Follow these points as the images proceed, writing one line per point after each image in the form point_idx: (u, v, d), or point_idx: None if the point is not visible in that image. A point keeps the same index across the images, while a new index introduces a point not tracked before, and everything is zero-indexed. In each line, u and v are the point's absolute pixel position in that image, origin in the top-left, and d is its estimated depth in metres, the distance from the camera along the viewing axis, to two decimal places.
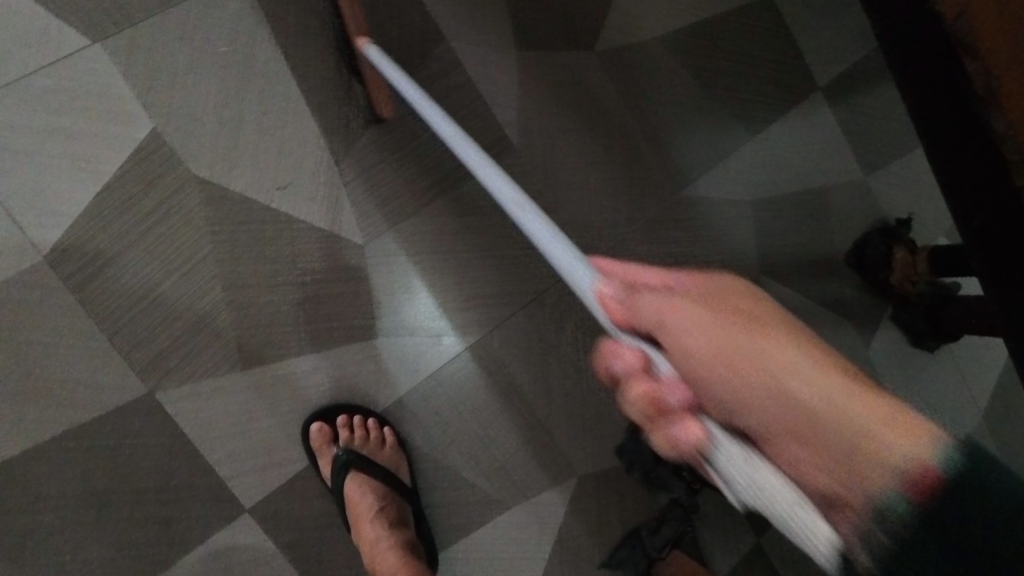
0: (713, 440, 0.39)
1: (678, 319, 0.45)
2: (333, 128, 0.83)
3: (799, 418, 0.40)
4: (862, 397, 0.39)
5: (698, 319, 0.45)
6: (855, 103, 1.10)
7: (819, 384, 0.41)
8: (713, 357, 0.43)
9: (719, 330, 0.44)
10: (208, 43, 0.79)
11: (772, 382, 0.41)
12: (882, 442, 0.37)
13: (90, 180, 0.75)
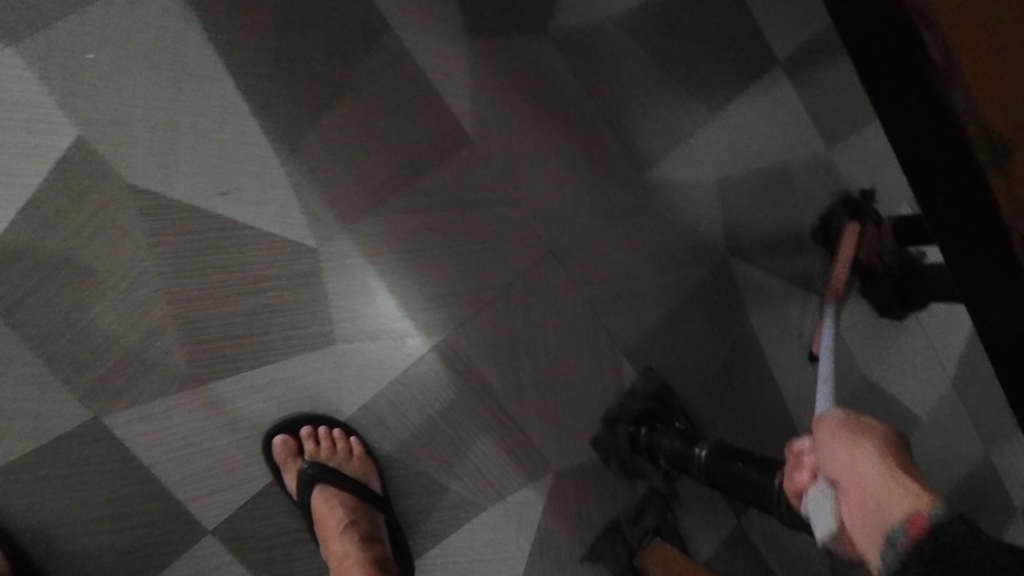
0: (823, 498, 0.49)
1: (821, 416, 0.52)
2: (276, 126, 0.79)
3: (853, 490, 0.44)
4: (895, 477, 0.42)
5: (828, 419, 0.51)
6: (808, 80, 1.12)
7: (873, 468, 0.44)
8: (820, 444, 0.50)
9: (836, 430, 0.49)
10: (134, 42, 0.74)
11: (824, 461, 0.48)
12: (888, 502, 0.41)
13: (12, 194, 0.70)
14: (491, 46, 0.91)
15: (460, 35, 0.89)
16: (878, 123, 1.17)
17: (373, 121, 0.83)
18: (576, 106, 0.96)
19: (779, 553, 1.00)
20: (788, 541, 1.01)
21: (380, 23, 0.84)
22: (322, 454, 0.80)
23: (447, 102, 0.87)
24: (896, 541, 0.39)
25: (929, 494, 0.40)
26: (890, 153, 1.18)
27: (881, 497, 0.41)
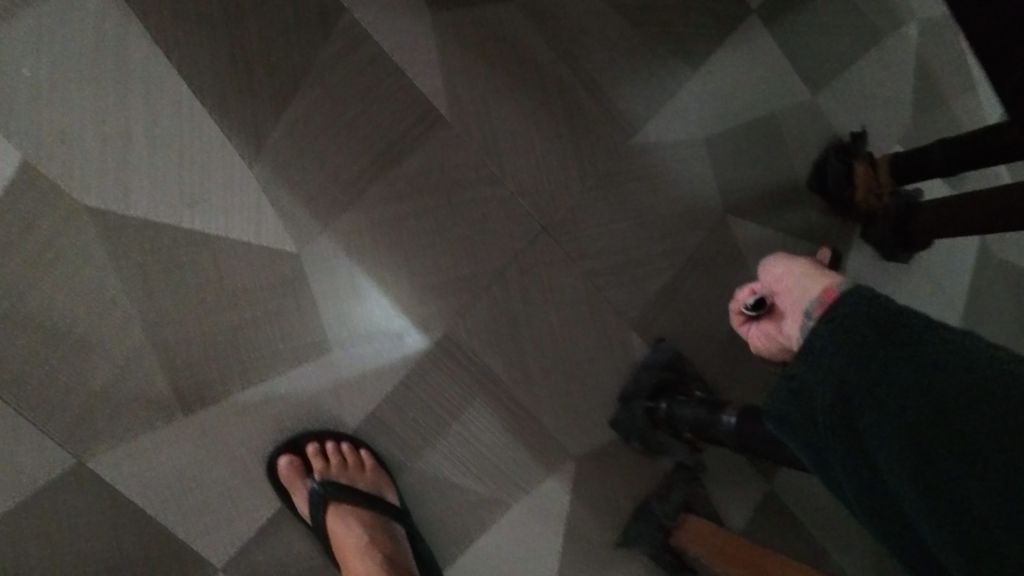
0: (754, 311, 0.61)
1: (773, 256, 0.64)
2: (237, 127, 0.73)
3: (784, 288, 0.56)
4: (820, 276, 0.53)
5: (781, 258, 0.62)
6: (784, 25, 1.08)
7: (805, 275, 0.54)
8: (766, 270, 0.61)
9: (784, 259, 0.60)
10: (70, 51, 0.68)
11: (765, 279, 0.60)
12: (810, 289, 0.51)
13: None
14: (456, 19, 0.85)
15: (422, 9, 0.83)
16: (861, 62, 1.13)
17: (341, 111, 0.78)
18: (552, 73, 0.90)
19: (815, 514, 0.97)
20: (821, 501, 0.97)
21: (335, 5, 0.78)
22: (332, 469, 0.74)
23: (417, 82, 0.82)
24: (812, 312, 0.49)
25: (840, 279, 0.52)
26: (876, 92, 1.14)
27: (805, 290, 0.52)
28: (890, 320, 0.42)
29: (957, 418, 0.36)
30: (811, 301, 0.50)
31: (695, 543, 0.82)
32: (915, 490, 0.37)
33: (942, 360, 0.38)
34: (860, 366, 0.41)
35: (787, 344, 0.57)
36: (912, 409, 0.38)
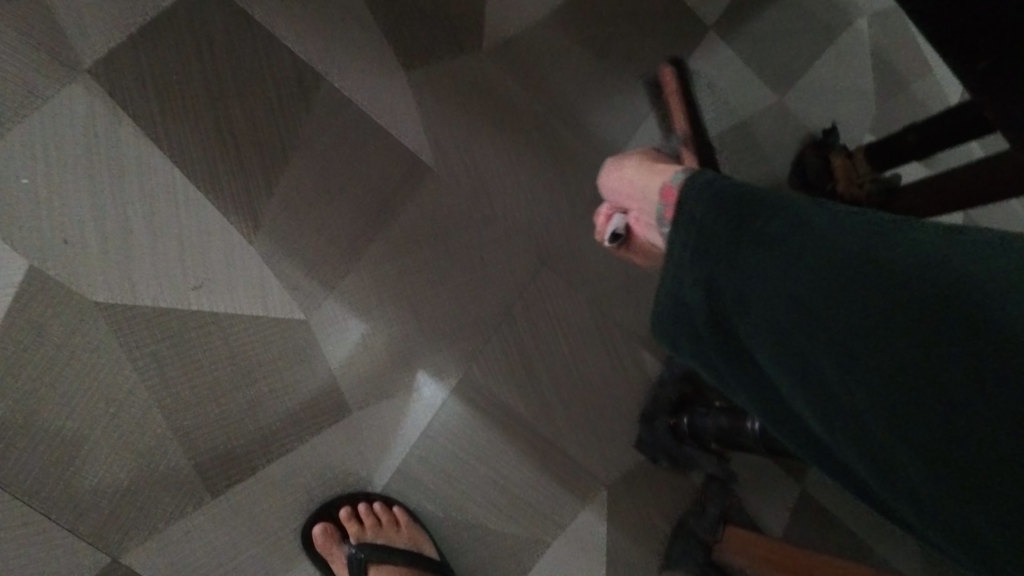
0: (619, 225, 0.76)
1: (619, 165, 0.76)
2: (234, 206, 0.75)
3: (638, 196, 0.68)
4: (657, 177, 0.65)
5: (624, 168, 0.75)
6: (742, 36, 1.12)
7: (649, 180, 0.66)
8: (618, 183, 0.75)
9: (630, 169, 0.73)
10: (65, 155, 0.70)
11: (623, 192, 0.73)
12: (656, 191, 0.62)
13: None
14: (431, 74, 0.88)
15: (398, 69, 0.86)
16: (820, 61, 1.18)
17: (332, 176, 0.80)
18: (530, 111, 0.93)
19: (851, 507, 0.96)
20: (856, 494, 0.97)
21: (315, 77, 0.81)
22: (367, 530, 0.74)
23: (402, 138, 0.84)
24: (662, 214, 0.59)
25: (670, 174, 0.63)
26: (837, 87, 1.19)
27: (651, 197, 0.64)
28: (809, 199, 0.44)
29: (891, 258, 0.37)
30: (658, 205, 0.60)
31: (742, 554, 0.81)
32: (839, 316, 0.37)
33: (909, 230, 0.38)
34: (826, 225, 0.41)
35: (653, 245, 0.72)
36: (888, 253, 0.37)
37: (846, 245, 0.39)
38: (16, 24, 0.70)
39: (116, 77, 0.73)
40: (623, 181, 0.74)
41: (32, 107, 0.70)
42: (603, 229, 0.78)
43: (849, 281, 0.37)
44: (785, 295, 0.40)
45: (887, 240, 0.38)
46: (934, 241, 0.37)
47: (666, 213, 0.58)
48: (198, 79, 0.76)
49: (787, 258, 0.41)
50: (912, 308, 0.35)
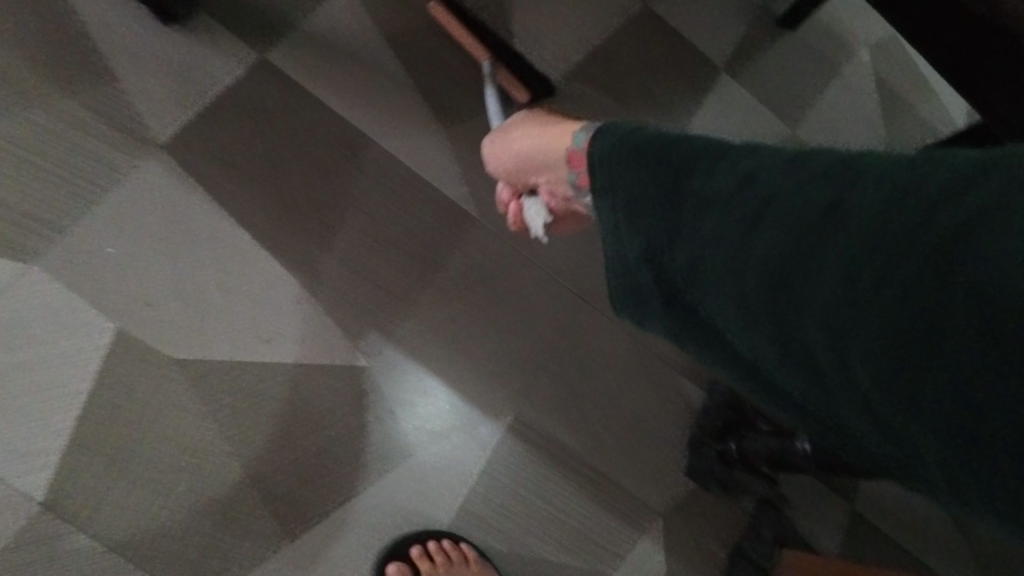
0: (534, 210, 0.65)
1: (511, 127, 0.66)
2: (294, 263, 0.80)
3: (550, 161, 0.57)
4: (560, 135, 0.57)
5: (524, 130, 0.63)
6: (752, 74, 1.19)
7: (554, 142, 0.57)
8: (518, 149, 0.63)
9: (531, 128, 0.63)
10: (143, 226, 0.76)
11: (537, 149, 0.60)
12: (568, 151, 0.54)
13: (65, 404, 0.70)
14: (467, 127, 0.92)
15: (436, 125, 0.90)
16: (829, 91, 1.24)
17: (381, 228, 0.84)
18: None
19: (905, 525, 0.97)
20: (909, 511, 0.97)
21: (361, 138, 0.87)
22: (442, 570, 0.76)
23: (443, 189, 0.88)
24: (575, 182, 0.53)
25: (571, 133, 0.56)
26: (848, 115, 1.24)
27: (560, 162, 0.56)
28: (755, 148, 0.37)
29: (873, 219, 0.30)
30: (569, 173, 0.54)
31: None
32: (820, 296, 0.31)
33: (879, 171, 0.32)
34: (784, 178, 0.34)
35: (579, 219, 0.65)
36: (867, 210, 0.31)
37: (787, 201, 0.33)
38: (99, 113, 0.78)
39: (186, 152, 0.80)
40: (503, 156, 0.66)
41: (114, 185, 0.77)
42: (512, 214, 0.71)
43: (804, 248, 0.32)
44: (743, 284, 0.34)
45: (840, 190, 0.32)
46: (921, 180, 0.30)
47: (581, 178, 0.52)
48: (257, 148, 0.82)
49: (733, 235, 0.34)
50: (906, 281, 0.29)
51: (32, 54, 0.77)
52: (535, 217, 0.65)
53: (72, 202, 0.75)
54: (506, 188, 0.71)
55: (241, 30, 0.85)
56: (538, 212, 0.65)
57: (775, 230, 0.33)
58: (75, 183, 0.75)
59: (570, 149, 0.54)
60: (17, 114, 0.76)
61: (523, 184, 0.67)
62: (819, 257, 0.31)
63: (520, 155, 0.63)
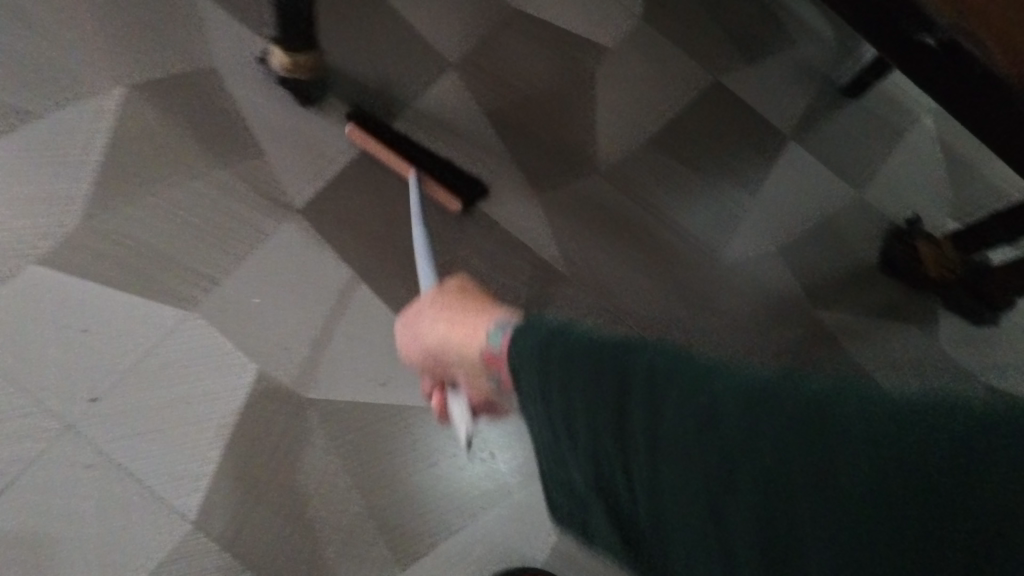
0: (461, 412, 0.59)
1: (410, 329, 0.58)
2: (408, 316, 0.90)
3: (470, 355, 0.49)
4: (469, 332, 0.50)
5: (424, 322, 0.56)
6: (820, 140, 1.25)
7: (467, 335, 0.50)
8: (429, 349, 0.56)
9: (443, 316, 0.54)
10: (280, 279, 0.87)
11: (452, 352, 0.52)
12: (480, 348, 0.47)
13: (214, 435, 0.79)
14: (557, 195, 1.05)
15: (531, 193, 1.04)
16: (894, 156, 1.29)
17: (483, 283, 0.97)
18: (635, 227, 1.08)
19: None
20: None
21: (466, 204, 0.98)
22: None
23: (538, 249, 1.01)
24: (501, 380, 0.46)
25: (485, 323, 0.50)
26: (915, 178, 1.29)
27: (478, 359, 0.48)
28: (646, 374, 0.33)
29: (839, 461, 0.29)
30: (494, 374, 0.47)
31: None
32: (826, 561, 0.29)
33: (789, 407, 0.31)
34: (704, 430, 0.31)
35: (505, 410, 0.58)
36: (828, 452, 0.29)
37: (744, 469, 0.30)
38: (247, 182, 0.91)
39: (317, 215, 0.92)
40: (406, 364, 0.61)
41: (257, 243, 0.88)
42: (438, 404, 0.63)
43: (776, 515, 0.29)
44: (735, 527, 0.30)
45: (776, 428, 0.30)
46: (845, 409, 0.30)
47: (507, 381, 0.44)
48: (376, 211, 0.94)
49: (691, 489, 0.31)
50: (896, 516, 0.28)
51: (198, 134, 0.92)
52: (462, 425, 0.59)
53: (223, 258, 0.86)
54: (428, 378, 0.63)
55: (366, 113, 1.00)
56: (461, 414, 0.59)
57: (745, 473, 0.30)
58: (226, 241, 0.87)
59: (484, 347, 0.46)
60: (183, 184, 0.89)
61: (445, 379, 0.60)
62: (793, 496, 0.29)
63: (424, 352, 0.57)
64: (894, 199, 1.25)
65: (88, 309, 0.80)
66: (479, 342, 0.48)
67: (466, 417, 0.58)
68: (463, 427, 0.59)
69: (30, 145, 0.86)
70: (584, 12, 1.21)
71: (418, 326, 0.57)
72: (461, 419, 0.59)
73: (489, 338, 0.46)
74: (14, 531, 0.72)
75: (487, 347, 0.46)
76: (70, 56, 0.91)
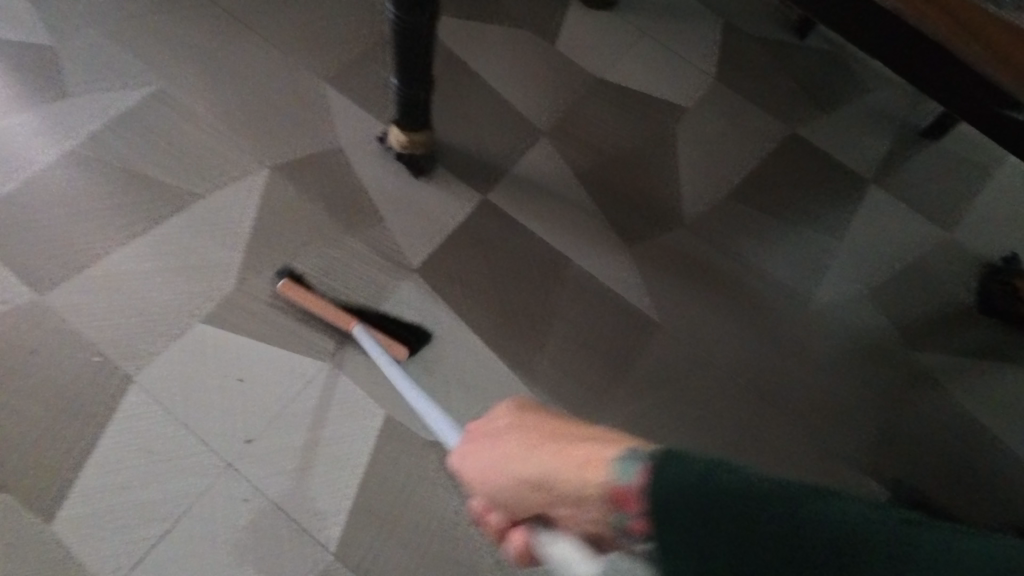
0: (562, 552, 0.48)
1: (485, 457, 0.52)
2: (516, 363, 0.99)
3: (574, 489, 0.43)
4: (574, 461, 0.42)
5: (504, 445, 0.51)
6: (902, 183, 1.28)
7: (567, 466, 0.43)
8: (520, 487, 0.48)
9: (519, 445, 0.50)
10: (402, 331, 0.98)
11: (551, 493, 0.46)
12: (591, 481, 0.40)
13: (350, 474, 0.88)
14: (646, 249, 1.12)
15: (622, 247, 1.11)
16: (982, 195, 1.29)
17: (583, 334, 1.03)
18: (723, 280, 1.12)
19: None
20: None
21: (563, 258, 1.08)
22: None
23: (631, 299, 1.07)
24: (629, 525, 0.37)
25: (594, 457, 0.40)
26: (1007, 216, 1.28)
27: (596, 486, 0.39)
28: (807, 520, 0.32)
29: None
30: (623, 522, 0.38)
31: None
32: None
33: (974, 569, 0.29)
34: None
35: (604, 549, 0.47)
36: None
37: None
38: (371, 245, 1.03)
39: (432, 272, 1.03)
40: (495, 477, 0.51)
41: (382, 299, 1.00)
42: (517, 542, 0.54)
43: None
44: None
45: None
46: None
47: (638, 526, 0.37)
48: (483, 268, 1.05)
49: None
50: None
51: (329, 204, 1.05)
52: (568, 557, 0.48)
53: (353, 313, 0.98)
54: (502, 516, 0.54)
55: (469, 179, 1.12)
56: (564, 550, 0.48)
57: None
58: (356, 298, 0.99)
59: (610, 484, 0.38)
60: (317, 249, 1.02)
61: (529, 516, 0.51)
62: None
63: (525, 484, 0.48)
64: (986, 238, 1.25)
65: (243, 361, 0.92)
66: (600, 475, 0.39)
67: (572, 547, 0.48)
68: (569, 559, 0.48)
69: (198, 221, 1.02)
70: (659, 80, 1.33)
71: (519, 443, 0.50)
72: (567, 556, 0.48)
73: (617, 472, 0.38)
74: (185, 559, 0.82)
75: (612, 482, 0.38)
76: (231, 146, 1.09)
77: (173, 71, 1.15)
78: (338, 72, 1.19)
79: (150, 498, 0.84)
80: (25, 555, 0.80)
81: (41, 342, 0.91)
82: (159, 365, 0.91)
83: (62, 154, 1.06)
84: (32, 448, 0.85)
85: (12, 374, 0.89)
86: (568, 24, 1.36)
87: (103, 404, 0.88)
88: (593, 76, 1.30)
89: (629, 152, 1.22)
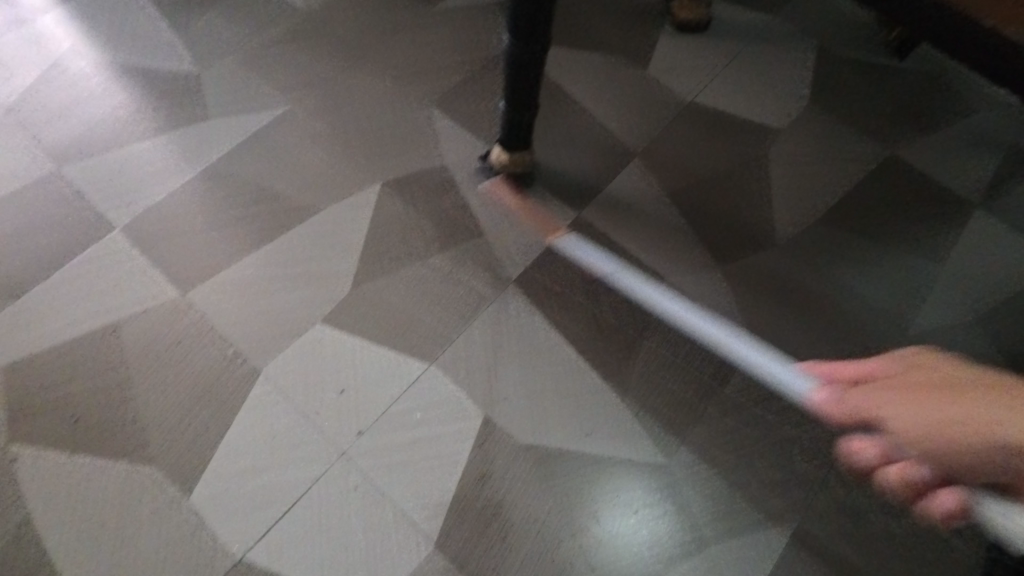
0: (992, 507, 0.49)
1: (875, 406, 0.54)
2: (607, 375, 1.02)
3: (953, 443, 0.46)
4: (970, 402, 0.47)
5: (886, 399, 0.53)
6: (1012, 208, 1.23)
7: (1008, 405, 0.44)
8: (909, 435, 0.50)
9: (904, 401, 0.52)
10: (499, 338, 1.04)
11: (911, 447, 0.50)
12: (993, 424, 0.44)
13: (451, 469, 0.93)
14: (737, 268, 1.14)
15: (712, 266, 1.13)
16: None
17: (674, 350, 1.05)
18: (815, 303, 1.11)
19: None
20: None
21: (654, 276, 1.11)
22: None
23: (722, 316, 1.08)
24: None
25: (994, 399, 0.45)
26: None
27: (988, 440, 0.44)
28: None
29: None
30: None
31: None
32: None
33: None
34: None
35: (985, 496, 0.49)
36: None
37: None
38: (471, 257, 1.10)
39: (527, 284, 1.09)
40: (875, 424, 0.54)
41: (481, 308, 1.06)
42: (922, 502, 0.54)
43: None
44: None
45: None
46: None
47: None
48: (577, 281, 1.09)
49: None
50: None
51: (434, 218, 1.14)
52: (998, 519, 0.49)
53: (455, 320, 1.05)
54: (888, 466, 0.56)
55: (564, 198, 1.18)
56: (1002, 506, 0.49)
57: None
58: (456, 306, 1.06)
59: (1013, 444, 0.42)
60: (422, 259, 1.10)
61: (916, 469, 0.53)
62: None
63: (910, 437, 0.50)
64: None
65: (356, 360, 1.01)
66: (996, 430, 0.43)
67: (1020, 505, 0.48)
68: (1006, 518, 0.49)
69: (317, 230, 1.12)
70: (752, 102, 1.34)
71: (897, 398, 0.53)
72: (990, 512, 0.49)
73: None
74: (299, 538, 0.89)
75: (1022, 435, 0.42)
76: (347, 163, 1.19)
77: (298, 96, 1.28)
78: (444, 98, 1.29)
79: (271, 479, 0.92)
80: (164, 521, 0.90)
81: (183, 332, 1.03)
82: (282, 359, 1.01)
83: (203, 167, 1.19)
84: (173, 427, 0.96)
85: (159, 360, 1.01)
86: (660, 49, 1.40)
87: (234, 391, 0.98)
88: (685, 100, 1.33)
89: (721, 173, 1.24)
